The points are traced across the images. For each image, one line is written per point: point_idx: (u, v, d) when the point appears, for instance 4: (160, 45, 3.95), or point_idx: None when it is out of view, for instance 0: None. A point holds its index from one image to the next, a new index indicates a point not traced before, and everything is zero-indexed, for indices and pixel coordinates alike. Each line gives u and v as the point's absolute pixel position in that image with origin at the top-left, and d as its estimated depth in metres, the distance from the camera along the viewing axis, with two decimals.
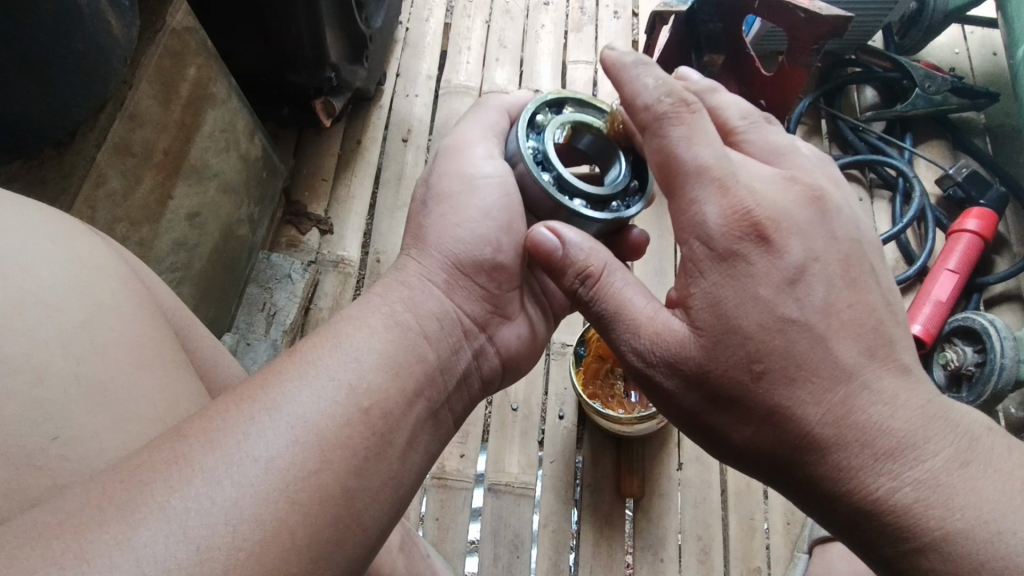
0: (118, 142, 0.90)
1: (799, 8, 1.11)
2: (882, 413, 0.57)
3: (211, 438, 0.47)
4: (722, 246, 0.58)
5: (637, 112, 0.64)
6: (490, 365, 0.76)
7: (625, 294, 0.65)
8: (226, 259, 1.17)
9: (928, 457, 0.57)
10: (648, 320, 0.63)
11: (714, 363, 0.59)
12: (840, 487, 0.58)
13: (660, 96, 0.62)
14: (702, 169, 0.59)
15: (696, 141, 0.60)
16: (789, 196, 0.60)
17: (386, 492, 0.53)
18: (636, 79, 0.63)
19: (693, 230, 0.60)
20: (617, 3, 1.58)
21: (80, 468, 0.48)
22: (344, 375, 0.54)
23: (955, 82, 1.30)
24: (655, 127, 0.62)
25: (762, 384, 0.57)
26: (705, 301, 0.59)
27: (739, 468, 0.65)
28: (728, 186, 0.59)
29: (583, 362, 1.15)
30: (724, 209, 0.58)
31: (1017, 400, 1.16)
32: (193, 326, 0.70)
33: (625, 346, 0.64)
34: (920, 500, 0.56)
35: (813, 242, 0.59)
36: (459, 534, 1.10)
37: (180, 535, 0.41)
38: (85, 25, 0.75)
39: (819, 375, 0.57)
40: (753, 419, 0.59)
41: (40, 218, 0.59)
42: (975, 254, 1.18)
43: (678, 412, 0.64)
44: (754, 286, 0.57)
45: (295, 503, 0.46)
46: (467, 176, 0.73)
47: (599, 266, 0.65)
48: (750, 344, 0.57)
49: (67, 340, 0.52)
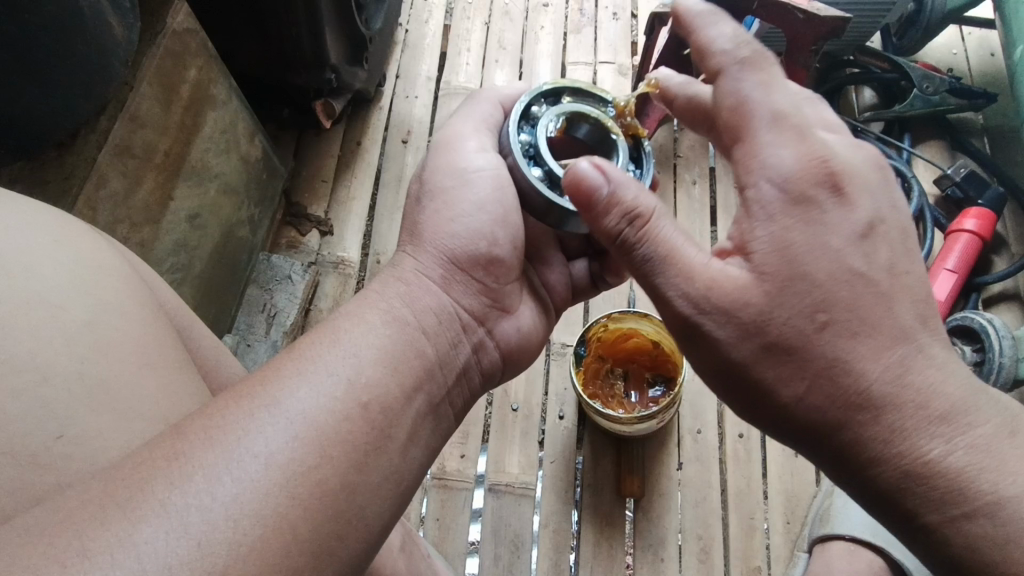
0: (118, 143, 0.90)
1: (796, 9, 1.11)
2: (936, 377, 0.58)
3: (210, 435, 0.47)
4: (795, 190, 0.58)
5: (708, 58, 0.64)
6: (490, 359, 0.76)
7: (674, 240, 0.63)
8: (226, 260, 1.17)
9: (979, 424, 0.58)
10: (702, 267, 0.61)
11: (778, 311, 0.58)
12: (891, 449, 0.58)
13: (736, 43, 0.63)
14: (780, 112, 0.60)
15: (772, 87, 0.61)
16: (856, 154, 0.61)
17: (387, 489, 0.53)
18: (710, 27, 0.64)
19: (761, 174, 0.60)
20: (616, 4, 1.58)
21: (84, 465, 0.48)
22: (342, 370, 0.54)
23: (953, 82, 1.30)
24: (733, 70, 0.63)
25: (825, 334, 0.57)
26: (772, 245, 0.58)
27: (778, 433, 0.64)
28: (807, 134, 0.59)
29: (583, 362, 1.13)
30: (800, 154, 0.59)
31: (1016, 399, 1.17)
32: (194, 326, 0.70)
33: (674, 293, 0.62)
34: (970, 466, 0.57)
35: (881, 204, 0.60)
36: (459, 534, 1.10)
37: (181, 532, 0.42)
38: (88, 27, 0.75)
39: (881, 332, 0.58)
40: (811, 370, 0.58)
41: (42, 217, 0.59)
42: (974, 253, 1.19)
43: (721, 367, 0.63)
44: (826, 234, 0.57)
45: (295, 498, 0.46)
46: (460, 171, 0.74)
47: (650, 209, 0.63)
48: (818, 293, 0.57)
49: (71, 338, 0.52)
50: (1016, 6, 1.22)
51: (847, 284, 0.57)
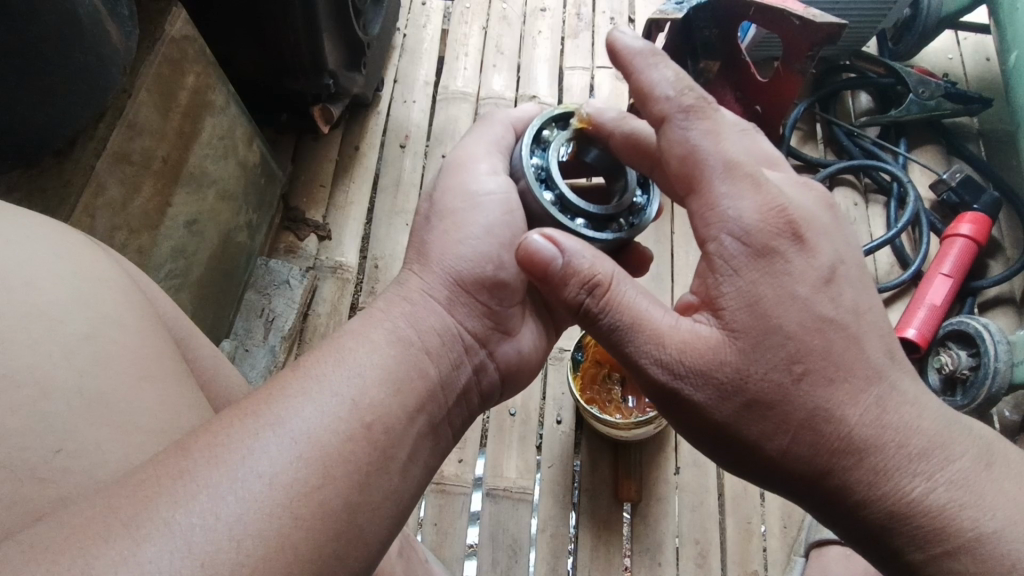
0: (117, 150, 0.91)
1: (792, 14, 1.13)
2: (910, 414, 0.60)
3: (216, 453, 0.47)
4: (758, 242, 0.58)
5: (653, 104, 0.63)
6: (489, 380, 0.77)
7: (638, 303, 0.63)
8: (225, 265, 1.18)
9: (956, 457, 0.60)
10: (672, 329, 0.61)
11: (752, 368, 0.58)
12: (875, 491, 0.59)
13: (680, 90, 0.62)
14: (734, 164, 0.60)
15: (721, 137, 0.61)
16: (809, 198, 0.62)
17: (386, 501, 0.53)
18: (651, 69, 0.63)
19: (721, 226, 0.60)
20: (613, 9, 1.59)
21: (84, 479, 0.48)
22: (345, 392, 0.54)
23: (949, 87, 1.31)
24: (680, 120, 0.62)
25: (803, 385, 0.58)
26: (740, 300, 0.59)
27: (762, 482, 0.64)
28: (761, 183, 0.60)
29: (580, 367, 1.16)
30: (759, 207, 0.59)
31: (1011, 402, 1.17)
32: (193, 335, 0.70)
33: (645, 360, 0.62)
34: (953, 501, 0.59)
35: (838, 246, 0.61)
36: (457, 538, 1.11)
37: (185, 551, 0.42)
38: (86, 36, 0.76)
39: (854, 375, 0.59)
40: (791, 424, 0.59)
41: (40, 229, 0.59)
42: (969, 257, 1.19)
43: (703, 426, 0.63)
44: (792, 283, 0.58)
45: (296, 517, 0.46)
46: (470, 194, 0.74)
47: (607, 274, 0.62)
48: (790, 345, 0.58)
49: (71, 352, 0.53)
50: (1010, 12, 1.22)
51: (831, 312, 0.58)
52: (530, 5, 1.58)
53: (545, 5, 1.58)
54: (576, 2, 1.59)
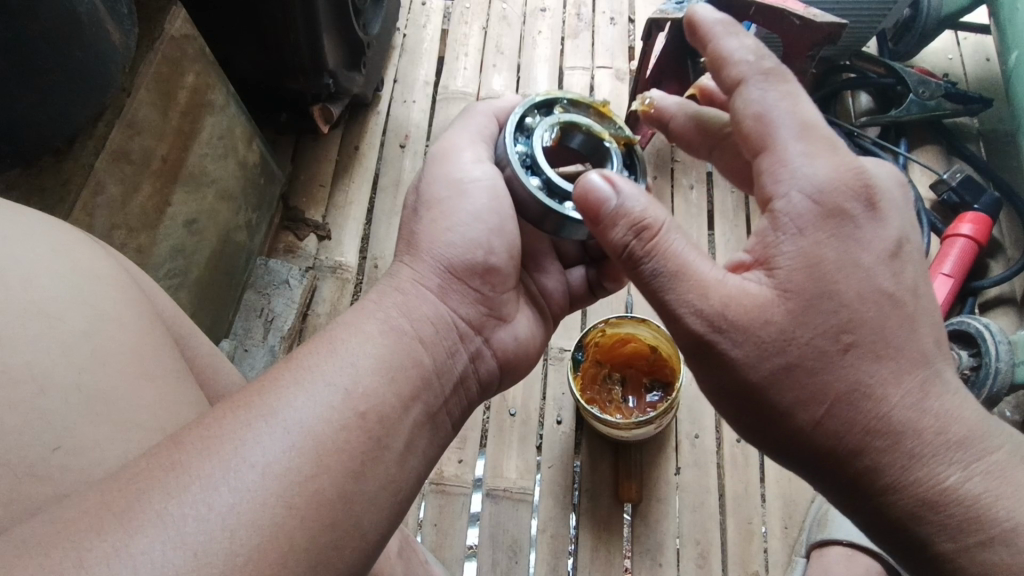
0: (116, 149, 0.90)
1: (792, 14, 1.12)
2: (951, 403, 0.60)
3: (208, 445, 0.47)
4: (829, 202, 0.58)
5: (728, 67, 0.63)
6: (487, 368, 0.76)
7: (686, 255, 0.61)
8: (224, 264, 1.17)
9: (994, 449, 0.60)
10: (717, 284, 0.60)
11: (799, 330, 0.57)
12: (910, 475, 0.59)
13: (754, 56, 0.62)
14: (810, 124, 0.60)
15: (796, 100, 0.61)
16: (880, 175, 0.61)
17: (386, 500, 0.53)
18: (726, 36, 0.64)
19: (791, 184, 0.59)
20: (613, 9, 1.58)
21: (82, 476, 0.48)
22: (339, 380, 0.54)
23: (949, 87, 1.32)
24: (755, 81, 0.62)
25: (849, 355, 0.58)
26: (801, 259, 0.58)
27: (790, 460, 0.64)
28: (837, 148, 0.60)
29: (580, 367, 1.14)
30: (835, 169, 0.58)
31: (1012, 403, 1.17)
32: (192, 333, 0.70)
33: (684, 310, 0.60)
34: (987, 492, 0.59)
35: (902, 219, 0.61)
36: (458, 539, 1.10)
37: (178, 542, 0.42)
38: (85, 34, 0.76)
39: (903, 356, 0.58)
40: (832, 396, 0.58)
41: (37, 225, 0.59)
42: (969, 257, 1.19)
43: (740, 389, 0.61)
44: (853, 257, 0.58)
45: (292, 507, 0.46)
46: (455, 181, 0.74)
47: (658, 223, 0.62)
48: (843, 314, 0.57)
49: (68, 349, 0.52)
50: (1010, 11, 1.22)
51: (870, 293, 0.58)
52: (530, 4, 1.58)
53: (545, 5, 1.58)
54: (576, 2, 1.59)
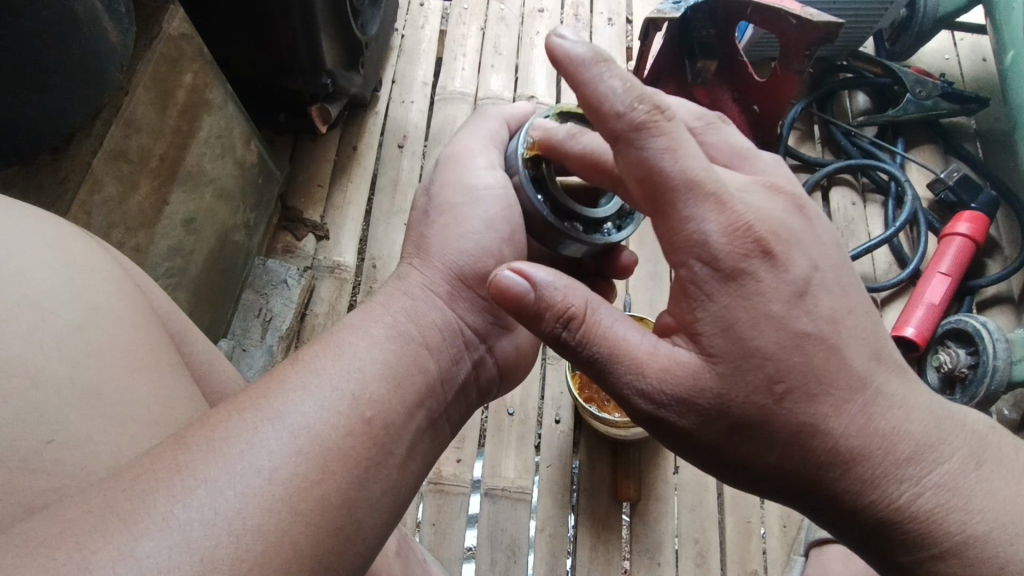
0: (114, 148, 0.90)
1: (790, 14, 1.13)
2: (898, 418, 0.59)
3: (214, 446, 0.47)
4: (728, 266, 0.56)
5: (604, 120, 0.55)
6: (488, 375, 0.78)
7: (616, 330, 0.60)
8: (222, 264, 1.17)
9: (946, 459, 0.60)
10: (651, 356, 0.59)
11: (734, 391, 0.57)
12: (865, 499, 0.60)
13: (632, 102, 0.54)
14: (696, 185, 0.55)
15: (681, 154, 0.54)
16: (778, 204, 0.60)
17: (387, 499, 0.53)
18: (599, 80, 0.55)
19: (691, 251, 0.56)
20: (610, 10, 1.59)
21: (74, 470, 0.47)
22: (346, 386, 0.54)
23: (946, 87, 1.30)
24: (630, 139, 0.54)
25: (786, 404, 0.57)
26: (716, 324, 0.56)
27: (753, 491, 0.64)
28: (724, 201, 0.55)
29: (579, 365, 1.16)
30: (724, 227, 0.55)
31: (1010, 402, 1.17)
32: (188, 330, 0.70)
33: (628, 389, 0.60)
34: (940, 505, 0.60)
35: (811, 252, 0.59)
36: (456, 539, 1.10)
37: (184, 546, 0.41)
38: (81, 32, 0.76)
39: (838, 387, 0.58)
40: (777, 442, 0.59)
41: (33, 220, 0.59)
42: (967, 256, 1.19)
43: (690, 446, 0.62)
44: (765, 303, 0.56)
45: (296, 513, 0.46)
46: (469, 188, 0.73)
47: (581, 305, 0.59)
48: (770, 366, 0.56)
49: (64, 343, 0.52)
50: (1007, 14, 1.22)
51: (787, 339, 0.56)
52: (528, 6, 1.58)
53: (543, 5, 1.59)
54: (574, 4, 1.59)
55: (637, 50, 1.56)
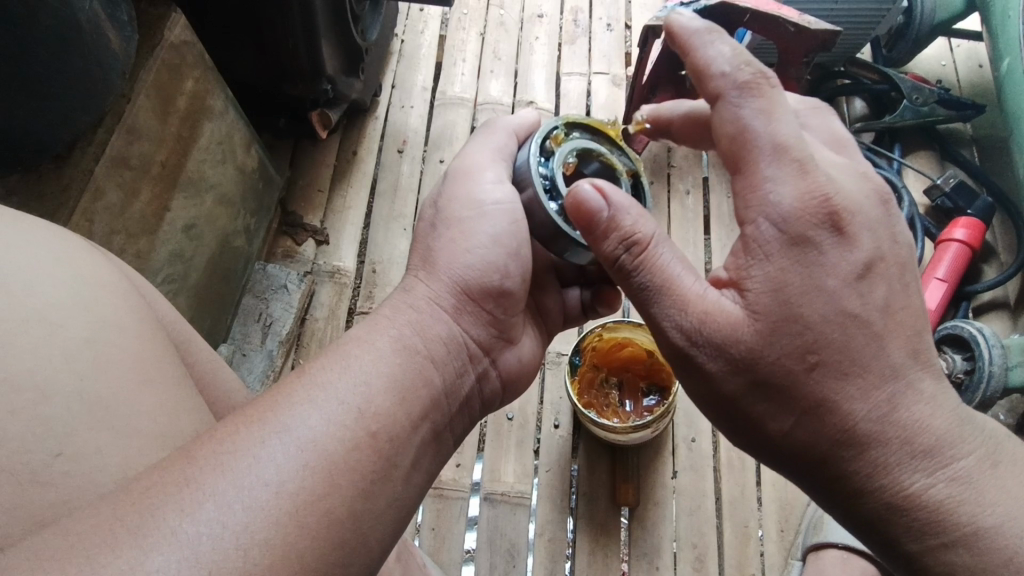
0: (116, 155, 0.91)
1: (789, 22, 1.14)
2: (924, 411, 0.60)
3: (222, 461, 0.47)
4: (794, 230, 0.58)
5: (707, 80, 0.62)
6: (491, 387, 0.79)
7: (671, 270, 0.64)
8: (222, 269, 1.17)
9: (962, 455, 0.60)
10: (698, 298, 0.62)
11: (767, 350, 0.59)
12: (875, 482, 0.61)
13: (738, 67, 0.61)
14: (780, 147, 0.59)
15: (773, 116, 0.59)
16: (862, 188, 0.61)
17: (390, 511, 0.54)
18: (708, 46, 0.62)
19: (760, 210, 0.59)
20: (609, 15, 1.60)
21: (83, 482, 0.48)
22: (352, 400, 0.55)
23: (942, 93, 1.32)
24: (730, 97, 0.60)
25: (815, 374, 0.59)
26: (767, 285, 0.59)
27: (768, 461, 0.66)
28: (807, 168, 0.58)
29: (577, 370, 1.14)
30: (800, 192, 0.58)
31: (1006, 406, 1.18)
32: (193, 339, 0.71)
33: (667, 322, 0.63)
34: (952, 497, 0.60)
35: (880, 238, 0.60)
36: (456, 543, 1.10)
37: (193, 562, 0.42)
38: (84, 41, 0.76)
39: (871, 372, 0.59)
40: (800, 408, 0.60)
41: (38, 233, 0.59)
42: (963, 262, 1.20)
43: (713, 396, 0.64)
44: (823, 274, 0.58)
45: (302, 527, 0.46)
46: (477, 203, 0.73)
47: (648, 236, 0.64)
48: (808, 335, 0.58)
49: (71, 356, 0.53)
50: (1002, 16, 1.23)
51: (834, 315, 0.58)
52: (528, 11, 1.59)
53: (542, 10, 1.59)
54: (573, 9, 1.60)
55: (635, 55, 1.56)
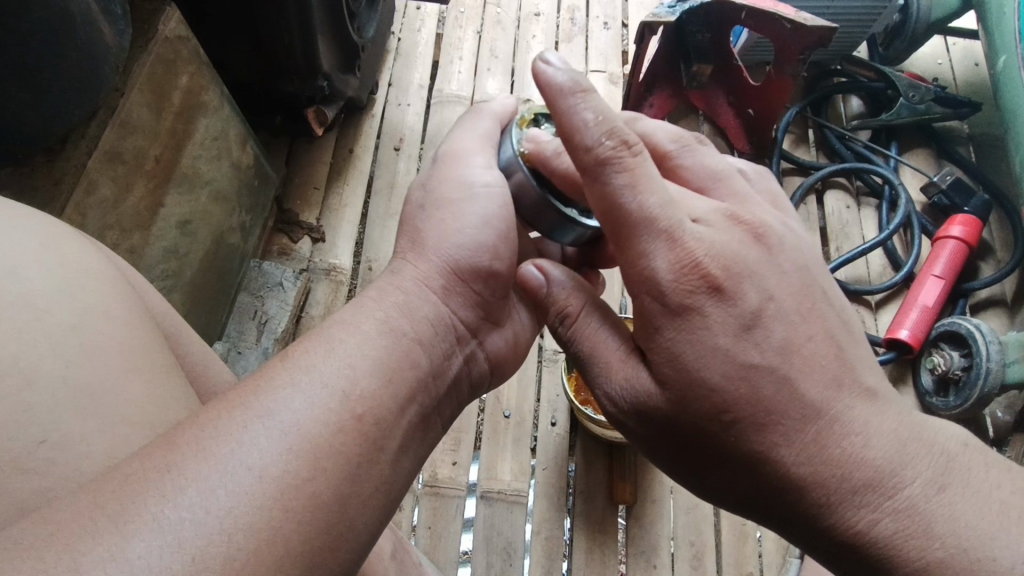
0: (109, 149, 0.90)
1: (784, 18, 1.14)
2: (856, 444, 0.57)
3: (202, 447, 0.46)
4: (675, 301, 0.56)
5: (575, 151, 0.57)
6: (479, 370, 0.78)
7: (603, 335, 0.65)
8: (217, 266, 1.16)
9: (908, 483, 0.58)
10: (620, 365, 0.63)
11: (681, 414, 0.59)
12: (820, 523, 0.59)
13: (601, 137, 0.55)
14: (650, 220, 0.55)
15: (641, 189, 0.55)
16: (734, 237, 0.58)
17: (377, 496, 0.53)
18: (574, 110, 0.56)
19: (643, 285, 0.57)
20: (606, 14, 1.60)
21: (69, 472, 0.47)
22: (334, 380, 0.54)
23: (939, 91, 1.32)
24: (596, 172, 0.56)
25: (732, 431, 0.57)
26: (664, 355, 0.57)
27: (722, 505, 0.65)
28: (677, 237, 0.55)
29: (575, 367, 1.16)
30: (672, 264, 0.55)
31: (1003, 404, 1.18)
32: (184, 331, 0.70)
33: (598, 390, 0.64)
34: (900, 531, 0.57)
35: (766, 282, 0.58)
36: (451, 542, 1.09)
37: (175, 546, 0.41)
38: (77, 32, 0.76)
39: (789, 418, 0.57)
40: (728, 462, 0.60)
41: (26, 221, 0.59)
42: (960, 259, 1.20)
43: (657, 452, 0.65)
44: (712, 336, 0.56)
45: (290, 513, 0.46)
46: (468, 184, 0.73)
47: (578, 306, 0.66)
48: (714, 398, 0.57)
49: (57, 343, 0.52)
50: (998, 17, 1.23)
51: (734, 371, 0.56)
52: (524, 10, 1.59)
53: (539, 9, 1.60)
54: (570, 8, 1.60)
55: (632, 54, 1.57)
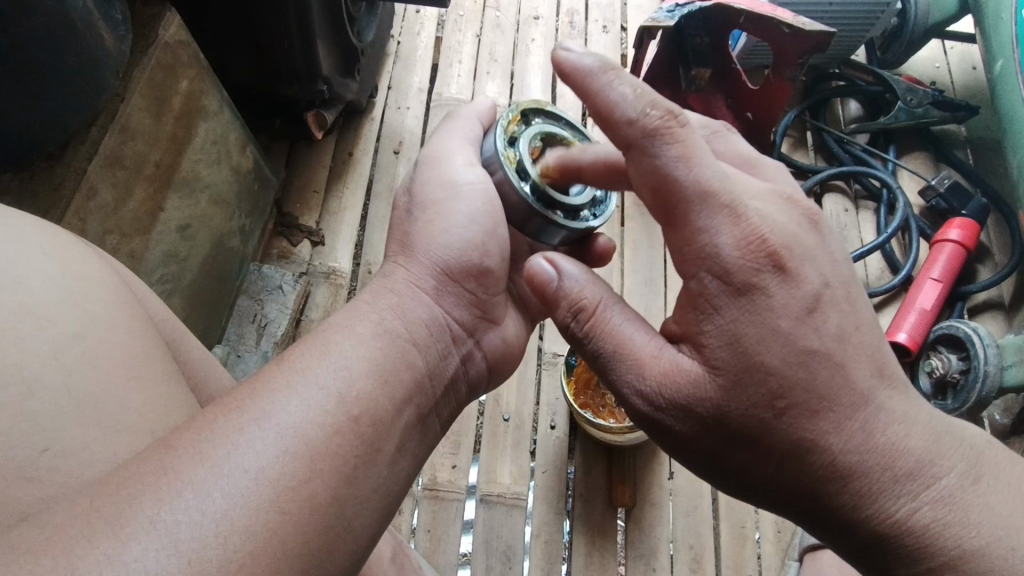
0: (110, 154, 0.90)
1: (782, 23, 1.14)
2: (897, 433, 0.58)
3: (200, 450, 0.46)
4: (739, 279, 0.55)
5: (616, 127, 0.57)
6: (477, 368, 0.78)
7: (624, 329, 0.63)
8: (216, 269, 1.16)
9: (944, 474, 0.59)
10: (653, 359, 0.61)
11: (733, 404, 0.57)
12: (860, 513, 0.59)
13: (645, 109, 0.56)
14: (706, 194, 0.55)
15: (693, 162, 0.55)
16: (791, 217, 0.59)
17: (376, 500, 0.53)
18: (610, 87, 0.57)
19: (703, 263, 0.56)
20: (606, 17, 1.61)
21: (70, 478, 0.47)
22: (332, 383, 0.54)
23: (936, 95, 1.32)
24: (644, 146, 0.56)
25: (786, 418, 0.56)
26: (723, 338, 0.56)
27: (754, 504, 0.64)
28: (739, 211, 0.56)
29: (574, 370, 1.16)
30: (737, 239, 0.55)
31: (1001, 406, 1.18)
32: (184, 337, 0.70)
33: (627, 389, 0.62)
34: (937, 520, 0.58)
35: (822, 267, 0.58)
36: (451, 545, 1.10)
37: (171, 549, 0.41)
38: (77, 37, 0.76)
39: (840, 404, 0.57)
40: (777, 454, 0.58)
41: (28, 228, 0.59)
42: (958, 262, 1.20)
43: (692, 453, 0.63)
44: (774, 318, 0.55)
45: (285, 513, 0.46)
46: (451, 184, 0.74)
47: (593, 300, 0.64)
48: (772, 381, 0.56)
49: (59, 351, 0.52)
50: (995, 20, 1.23)
51: (793, 355, 0.55)
52: (524, 13, 1.60)
53: (539, 13, 1.60)
54: (569, 11, 1.61)
55: (631, 58, 1.57)
